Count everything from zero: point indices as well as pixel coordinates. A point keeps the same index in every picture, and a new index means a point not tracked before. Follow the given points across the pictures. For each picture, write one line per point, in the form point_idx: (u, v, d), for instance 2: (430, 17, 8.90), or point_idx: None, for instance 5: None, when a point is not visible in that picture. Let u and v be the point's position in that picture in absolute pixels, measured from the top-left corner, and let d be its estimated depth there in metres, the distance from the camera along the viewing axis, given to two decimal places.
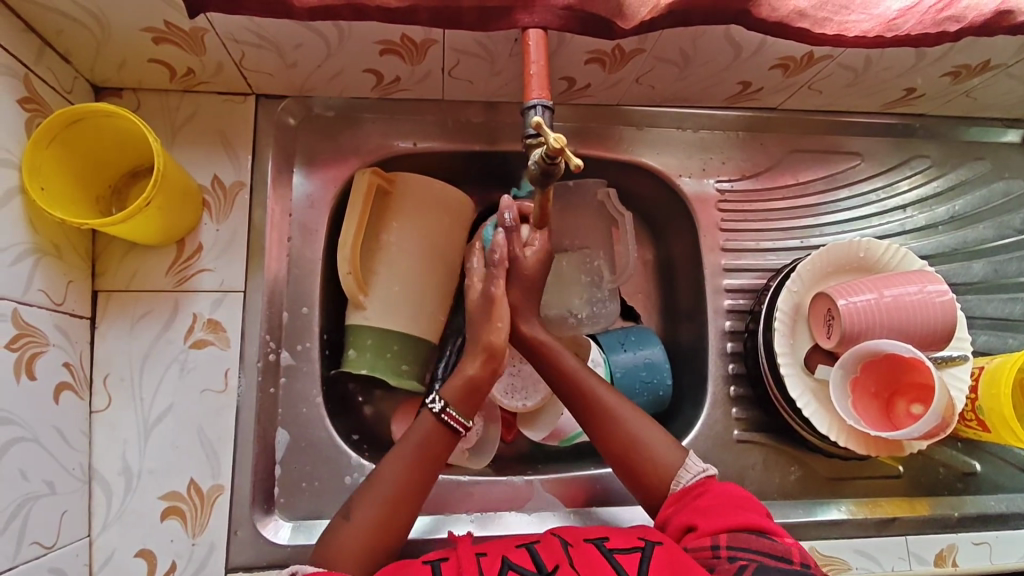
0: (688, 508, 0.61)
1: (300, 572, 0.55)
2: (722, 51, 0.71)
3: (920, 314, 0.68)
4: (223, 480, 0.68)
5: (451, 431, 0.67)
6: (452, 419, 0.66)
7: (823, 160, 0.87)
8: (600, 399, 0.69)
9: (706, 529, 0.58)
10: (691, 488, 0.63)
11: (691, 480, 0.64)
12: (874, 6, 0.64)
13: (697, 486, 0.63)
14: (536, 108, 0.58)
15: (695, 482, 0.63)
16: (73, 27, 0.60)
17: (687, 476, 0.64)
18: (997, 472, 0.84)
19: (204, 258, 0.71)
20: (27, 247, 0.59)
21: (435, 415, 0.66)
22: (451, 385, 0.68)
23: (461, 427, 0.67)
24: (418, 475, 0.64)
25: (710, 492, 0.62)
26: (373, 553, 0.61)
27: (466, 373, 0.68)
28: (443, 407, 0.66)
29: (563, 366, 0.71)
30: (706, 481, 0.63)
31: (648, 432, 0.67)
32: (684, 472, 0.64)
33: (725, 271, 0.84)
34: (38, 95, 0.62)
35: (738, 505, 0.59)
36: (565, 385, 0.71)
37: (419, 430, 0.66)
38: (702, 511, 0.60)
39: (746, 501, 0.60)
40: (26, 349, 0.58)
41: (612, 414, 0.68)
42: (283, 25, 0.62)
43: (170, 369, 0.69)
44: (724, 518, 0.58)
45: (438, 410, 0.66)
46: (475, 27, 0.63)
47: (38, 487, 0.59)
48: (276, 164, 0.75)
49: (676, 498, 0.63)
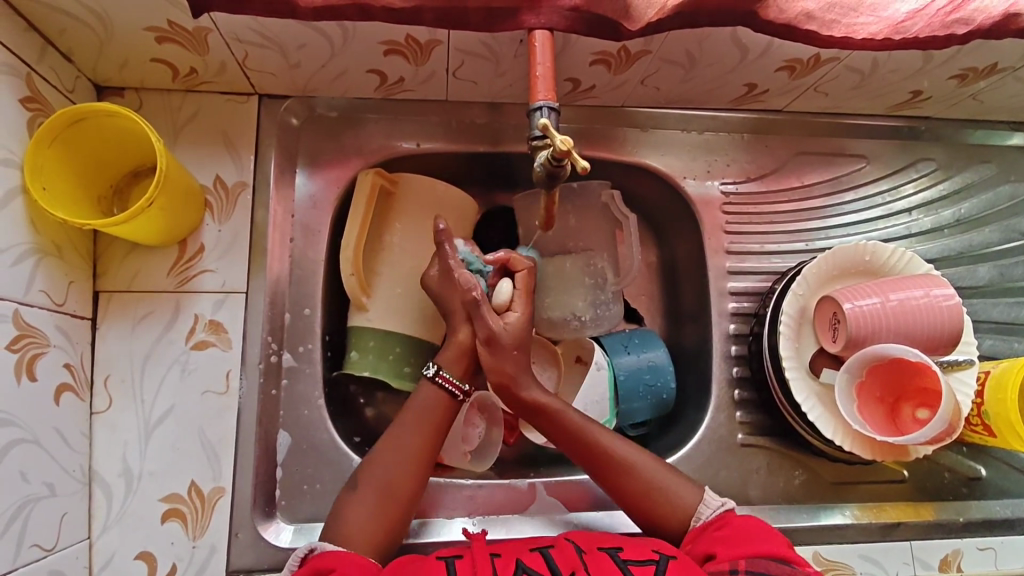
0: (708, 538, 0.61)
1: (319, 548, 0.58)
2: (729, 53, 0.71)
3: (926, 319, 0.68)
4: (225, 482, 0.68)
5: (447, 395, 0.67)
6: (447, 382, 0.67)
7: (828, 162, 0.87)
8: (607, 447, 0.67)
9: (724, 556, 0.57)
10: (713, 522, 0.63)
11: (711, 515, 0.63)
12: (883, 8, 0.63)
13: (717, 520, 0.62)
14: (542, 109, 0.57)
15: (716, 517, 0.63)
16: (76, 26, 0.60)
17: (707, 512, 0.64)
18: (1003, 477, 0.83)
19: (206, 259, 0.71)
20: (29, 247, 0.59)
21: (430, 380, 0.67)
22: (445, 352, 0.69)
23: (456, 390, 0.68)
24: (422, 446, 0.65)
25: (730, 522, 0.61)
26: (386, 531, 0.61)
27: (459, 338, 0.69)
28: (436, 370, 0.68)
29: (561, 420, 0.68)
30: (725, 515, 0.63)
31: (662, 473, 0.66)
32: (705, 507, 0.64)
33: (729, 274, 0.83)
34: (40, 94, 0.61)
35: (758, 533, 0.59)
36: (568, 439, 0.68)
37: (420, 400, 0.67)
38: (722, 538, 0.60)
39: (765, 530, 0.59)
40: (27, 350, 0.58)
41: (620, 462, 0.66)
42: (287, 25, 0.62)
43: (171, 370, 0.68)
44: (744, 545, 0.58)
45: (433, 374, 0.67)
46: (480, 28, 0.63)
47: (39, 489, 0.58)
48: (279, 164, 0.75)
49: (696, 533, 0.63)
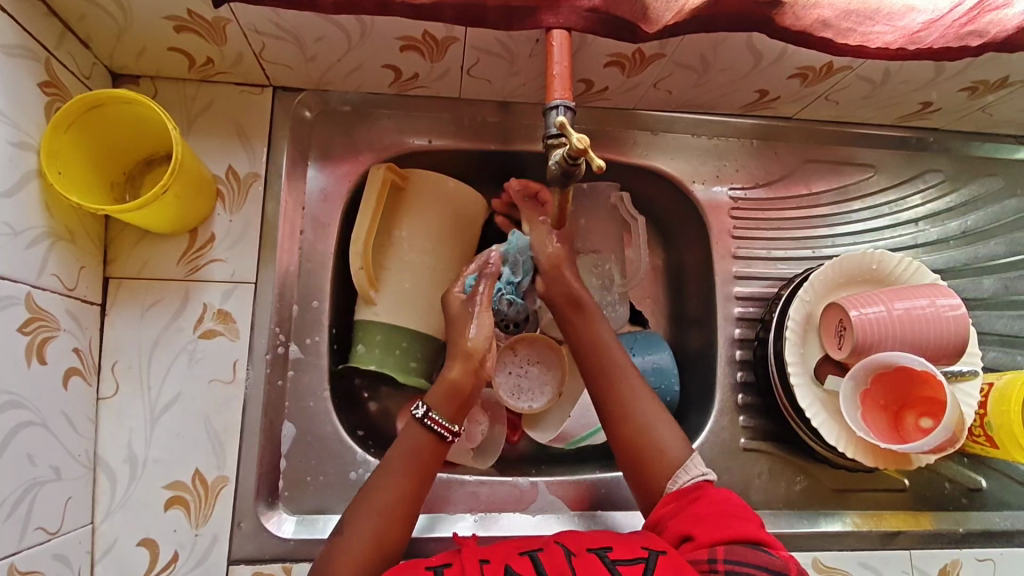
0: (685, 514, 0.60)
1: None
2: (743, 59, 0.71)
3: (931, 328, 0.68)
4: (228, 472, 0.68)
5: (435, 436, 0.65)
6: (435, 423, 0.65)
7: (836, 171, 0.87)
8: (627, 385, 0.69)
9: (703, 539, 0.56)
10: (688, 490, 0.62)
11: (687, 482, 0.63)
12: (899, 18, 0.64)
13: (692, 489, 0.62)
14: (559, 108, 0.58)
15: (692, 485, 0.63)
16: (97, 12, 0.60)
17: (685, 477, 0.63)
18: (1004, 489, 0.83)
19: (216, 249, 0.71)
20: (43, 230, 0.59)
21: (418, 420, 0.65)
22: (435, 390, 0.68)
23: (445, 431, 0.66)
24: (410, 484, 0.63)
25: (706, 498, 0.60)
26: (384, 546, 0.60)
27: (450, 376, 0.68)
28: (425, 412, 0.65)
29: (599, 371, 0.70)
30: (703, 485, 0.62)
31: (662, 425, 0.67)
32: (683, 472, 0.64)
33: (736, 279, 0.84)
34: (57, 79, 0.62)
35: (738, 516, 0.58)
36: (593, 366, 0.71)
37: (407, 441, 0.65)
38: (698, 519, 0.58)
39: (744, 513, 0.58)
40: (36, 333, 0.58)
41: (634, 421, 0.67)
42: (303, 17, 0.62)
43: (179, 358, 0.69)
44: (722, 529, 0.56)
45: (422, 414, 0.65)
46: (499, 25, 0.63)
47: (45, 472, 0.58)
48: (291, 158, 0.75)
49: (672, 497, 0.62)
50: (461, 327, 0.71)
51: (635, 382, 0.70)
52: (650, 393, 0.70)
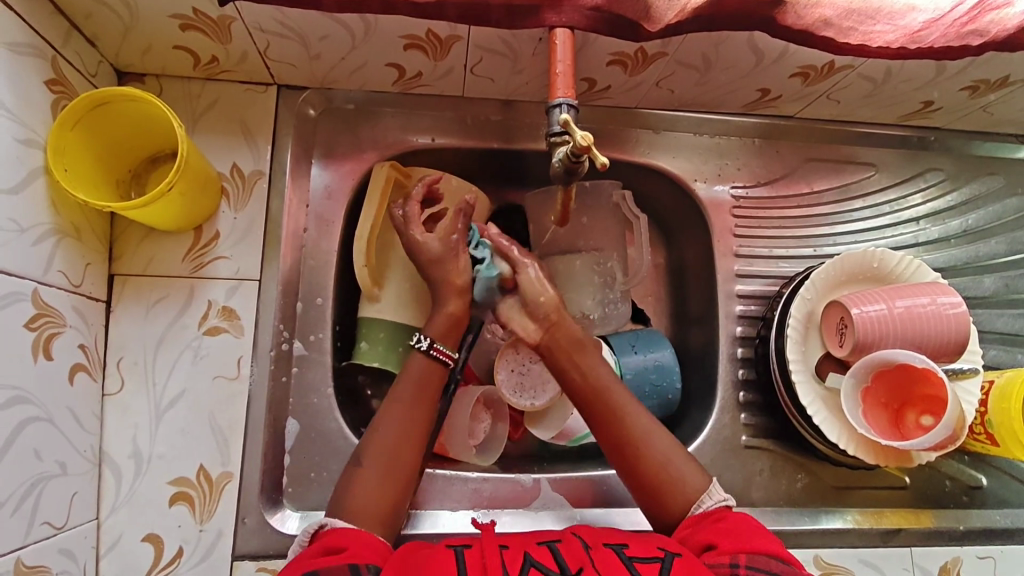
0: (707, 529, 0.60)
1: (329, 525, 0.57)
2: (745, 58, 0.71)
3: (931, 327, 0.69)
4: (233, 468, 0.68)
5: (440, 365, 0.68)
6: (441, 353, 0.68)
7: (837, 170, 0.88)
8: (633, 417, 0.67)
9: (726, 547, 0.57)
10: (711, 513, 0.62)
11: (711, 506, 0.63)
12: (900, 18, 0.64)
13: (715, 513, 0.62)
14: (562, 106, 0.59)
15: (716, 509, 0.63)
16: (103, 11, 0.61)
17: (708, 502, 0.64)
18: (1004, 486, 0.84)
19: (220, 246, 0.71)
20: (49, 227, 0.59)
21: (424, 353, 0.68)
22: (433, 324, 0.70)
23: (449, 359, 0.69)
24: (409, 443, 0.64)
25: (729, 518, 0.61)
26: (387, 516, 0.61)
27: (448, 310, 0.70)
28: (430, 343, 0.68)
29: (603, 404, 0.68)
30: (725, 510, 0.62)
31: (674, 453, 0.66)
32: (706, 498, 0.64)
33: (737, 277, 0.84)
34: (64, 77, 0.62)
35: (760, 532, 0.59)
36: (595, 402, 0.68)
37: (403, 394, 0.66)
38: (723, 531, 0.59)
39: (765, 530, 0.60)
40: (43, 329, 0.58)
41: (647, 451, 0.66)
42: (308, 16, 0.62)
43: (184, 355, 0.69)
44: (745, 540, 0.57)
45: (427, 347, 0.68)
46: (502, 24, 0.63)
47: (52, 468, 0.59)
48: (295, 156, 0.75)
49: (694, 520, 0.63)
50: (451, 264, 0.71)
51: (640, 414, 0.68)
52: (656, 424, 0.68)
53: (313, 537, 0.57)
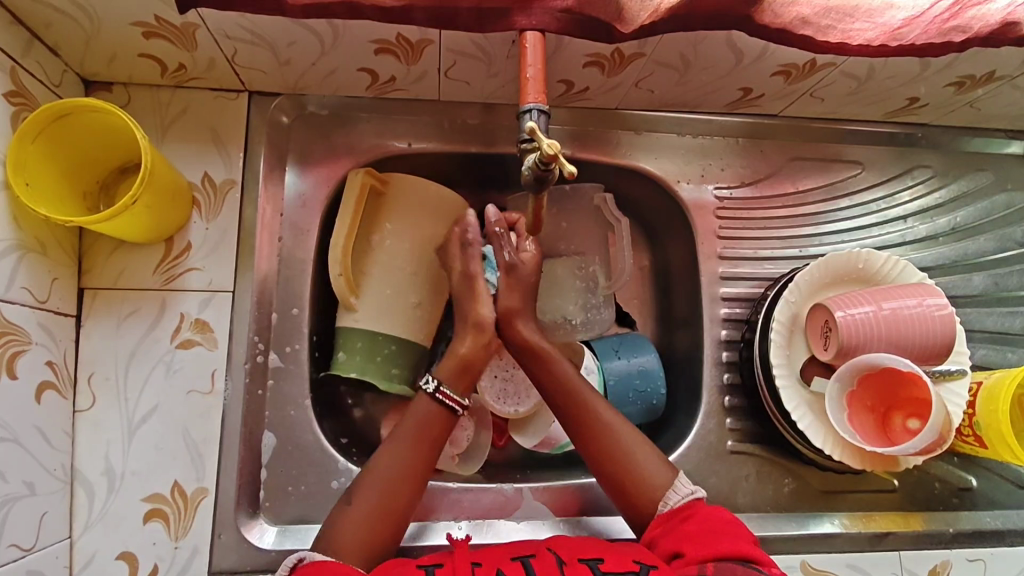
0: (675, 533, 0.60)
1: (308, 557, 0.56)
2: (723, 57, 0.70)
3: (919, 330, 0.67)
4: (208, 483, 0.67)
5: (446, 409, 0.67)
6: (447, 398, 0.67)
7: (822, 168, 0.86)
8: (603, 415, 0.67)
9: (693, 556, 0.56)
10: (678, 510, 0.62)
11: (678, 502, 0.62)
12: (879, 15, 0.62)
13: (685, 509, 0.62)
14: (532, 111, 0.57)
15: (683, 504, 0.62)
16: (61, 19, 0.59)
17: (675, 497, 0.63)
18: (995, 488, 0.82)
19: (192, 257, 0.70)
20: (11, 243, 0.58)
21: (429, 395, 0.67)
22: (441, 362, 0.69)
23: (455, 405, 0.68)
24: (404, 484, 0.63)
25: (697, 517, 0.60)
26: (377, 552, 0.61)
27: (460, 352, 0.70)
28: (436, 387, 0.67)
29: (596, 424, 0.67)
30: (693, 504, 0.62)
31: (653, 466, 0.65)
32: (672, 493, 0.63)
33: (722, 279, 0.83)
34: (24, 89, 0.61)
35: (726, 532, 0.58)
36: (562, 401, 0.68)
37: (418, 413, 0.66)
38: (689, 536, 0.58)
39: (732, 527, 0.59)
40: (6, 348, 0.57)
41: (632, 469, 0.65)
42: (275, 23, 0.61)
43: (156, 369, 0.68)
44: (712, 545, 0.57)
45: (433, 389, 0.67)
46: (472, 28, 0.62)
47: (18, 488, 0.58)
48: (269, 162, 0.74)
49: (664, 519, 0.62)
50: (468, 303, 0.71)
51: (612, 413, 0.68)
52: (631, 427, 0.68)
53: (293, 572, 0.56)
